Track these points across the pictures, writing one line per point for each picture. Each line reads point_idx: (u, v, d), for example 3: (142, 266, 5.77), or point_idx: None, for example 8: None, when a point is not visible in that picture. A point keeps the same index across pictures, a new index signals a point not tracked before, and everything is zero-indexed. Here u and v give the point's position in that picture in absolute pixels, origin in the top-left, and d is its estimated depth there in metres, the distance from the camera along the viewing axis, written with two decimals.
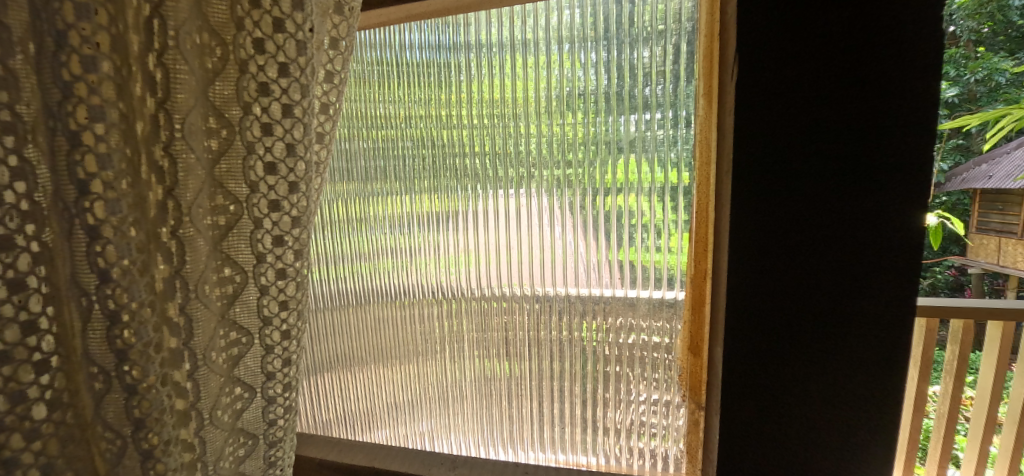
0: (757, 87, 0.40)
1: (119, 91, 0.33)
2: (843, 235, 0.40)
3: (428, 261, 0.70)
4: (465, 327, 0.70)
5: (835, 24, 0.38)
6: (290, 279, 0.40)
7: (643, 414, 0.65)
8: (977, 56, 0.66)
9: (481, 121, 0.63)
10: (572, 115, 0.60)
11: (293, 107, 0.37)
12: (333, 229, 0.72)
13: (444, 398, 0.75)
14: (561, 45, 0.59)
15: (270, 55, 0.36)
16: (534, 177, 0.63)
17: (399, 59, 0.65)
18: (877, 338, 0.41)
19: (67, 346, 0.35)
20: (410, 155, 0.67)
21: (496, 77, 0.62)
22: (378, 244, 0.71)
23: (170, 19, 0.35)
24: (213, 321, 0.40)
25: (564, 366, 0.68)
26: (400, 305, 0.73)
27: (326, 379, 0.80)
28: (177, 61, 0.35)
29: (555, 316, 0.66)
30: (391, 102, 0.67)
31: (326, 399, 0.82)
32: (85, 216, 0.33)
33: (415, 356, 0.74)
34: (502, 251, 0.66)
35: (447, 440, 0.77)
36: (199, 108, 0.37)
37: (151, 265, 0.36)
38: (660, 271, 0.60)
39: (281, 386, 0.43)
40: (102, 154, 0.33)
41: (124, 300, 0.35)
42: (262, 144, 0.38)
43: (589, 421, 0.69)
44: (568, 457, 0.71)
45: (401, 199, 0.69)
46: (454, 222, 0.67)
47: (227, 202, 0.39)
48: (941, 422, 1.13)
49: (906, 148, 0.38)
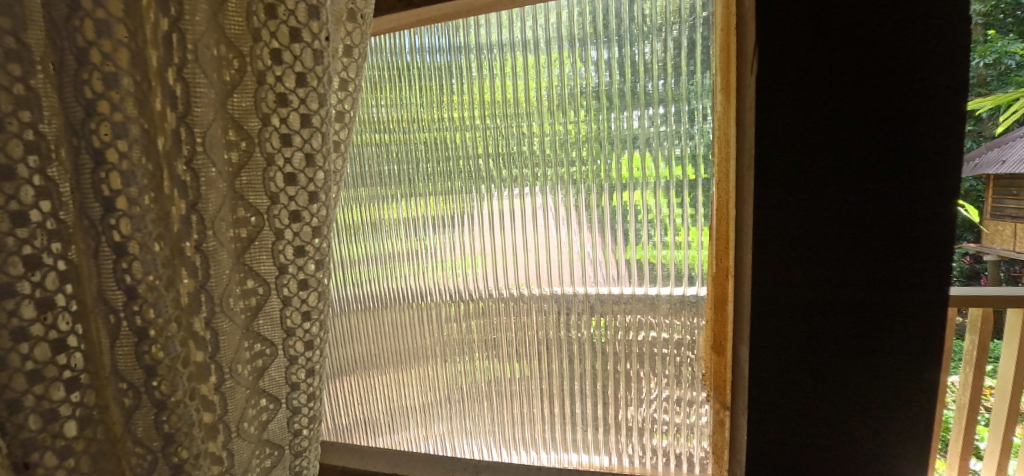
0: (780, 79, 0.39)
1: (140, 106, 0.33)
2: (871, 226, 0.39)
3: (439, 263, 0.70)
4: (480, 328, 0.70)
5: (860, 13, 0.37)
6: (312, 289, 0.40)
7: (655, 412, 0.65)
8: (985, 40, 0.63)
9: (487, 122, 0.63)
10: (577, 112, 0.60)
11: (311, 116, 0.37)
12: (346, 234, 0.73)
13: (461, 400, 0.75)
14: (563, 43, 0.59)
15: (288, 65, 0.36)
16: (541, 177, 0.62)
17: (406, 64, 0.65)
18: (906, 332, 0.41)
19: (94, 362, 0.36)
20: (420, 159, 0.67)
21: (502, 77, 0.62)
22: (390, 248, 0.71)
23: (189, 34, 0.34)
24: (237, 335, 0.40)
25: (579, 366, 0.67)
26: (413, 308, 0.73)
27: (344, 384, 0.81)
28: (195, 74, 0.35)
29: (571, 315, 0.65)
30: (399, 106, 0.67)
31: (346, 404, 0.82)
32: (110, 233, 0.33)
33: (431, 359, 0.74)
34: (516, 253, 0.66)
35: (465, 443, 0.76)
36: (219, 120, 0.36)
37: (176, 279, 0.36)
38: (678, 266, 0.60)
39: (306, 395, 0.43)
40: (126, 170, 0.33)
41: (151, 316, 0.35)
42: (282, 155, 0.37)
43: (609, 421, 0.68)
44: (585, 459, 0.71)
45: (411, 202, 0.69)
46: (465, 224, 0.67)
47: (249, 214, 0.38)
48: (964, 413, 1.11)
49: (933, 137, 0.37)
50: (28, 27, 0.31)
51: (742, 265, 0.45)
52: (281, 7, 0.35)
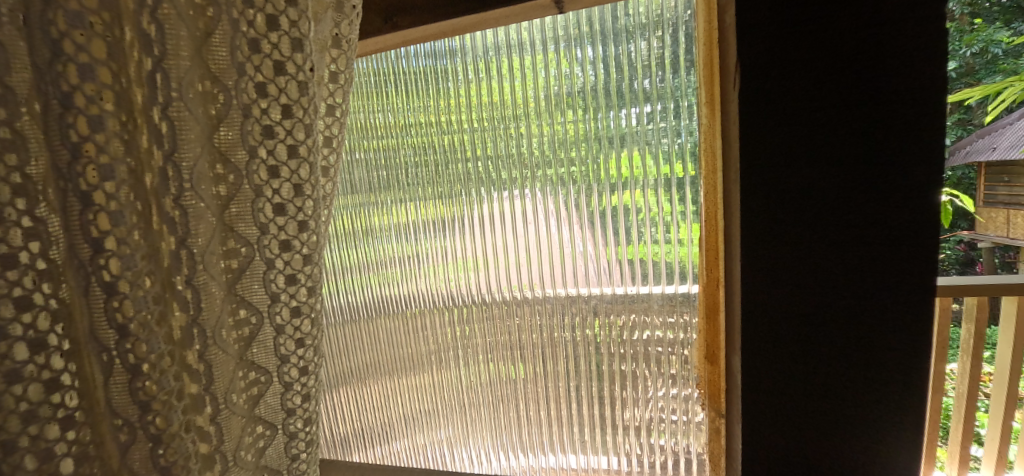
0: (761, 89, 0.39)
1: (126, 146, 0.34)
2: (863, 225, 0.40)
3: (433, 268, 0.70)
4: (476, 334, 0.70)
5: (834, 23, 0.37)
6: (304, 316, 0.41)
7: (658, 410, 0.65)
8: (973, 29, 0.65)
9: (476, 125, 0.63)
10: (567, 113, 0.60)
11: (298, 146, 0.38)
12: (339, 241, 0.73)
13: (460, 405, 0.75)
14: (551, 44, 0.59)
15: (273, 98, 0.37)
16: (533, 178, 0.63)
17: (393, 69, 0.65)
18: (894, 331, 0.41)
19: (90, 398, 0.35)
20: (410, 164, 0.67)
21: (491, 79, 0.62)
22: (383, 254, 0.72)
23: (173, 72, 0.35)
24: (230, 364, 0.40)
25: (575, 367, 0.68)
26: (408, 314, 0.73)
27: (342, 394, 0.81)
28: (181, 113, 0.35)
29: (557, 318, 0.66)
30: (387, 112, 0.67)
31: (345, 413, 0.82)
32: (100, 272, 0.33)
33: (428, 365, 0.74)
34: (509, 255, 0.66)
35: (465, 448, 0.77)
36: (206, 154, 0.37)
37: (168, 313, 0.36)
38: (670, 264, 0.60)
39: (302, 419, 0.43)
40: (114, 211, 0.33)
41: (144, 352, 0.35)
42: (270, 186, 0.38)
43: (608, 421, 0.69)
44: (587, 459, 0.71)
45: (403, 208, 0.69)
46: (457, 228, 0.67)
47: (239, 245, 0.39)
48: (960, 400, 1.13)
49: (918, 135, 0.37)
50: (9, 70, 0.30)
51: (730, 273, 0.45)
52: (265, 42, 0.36)
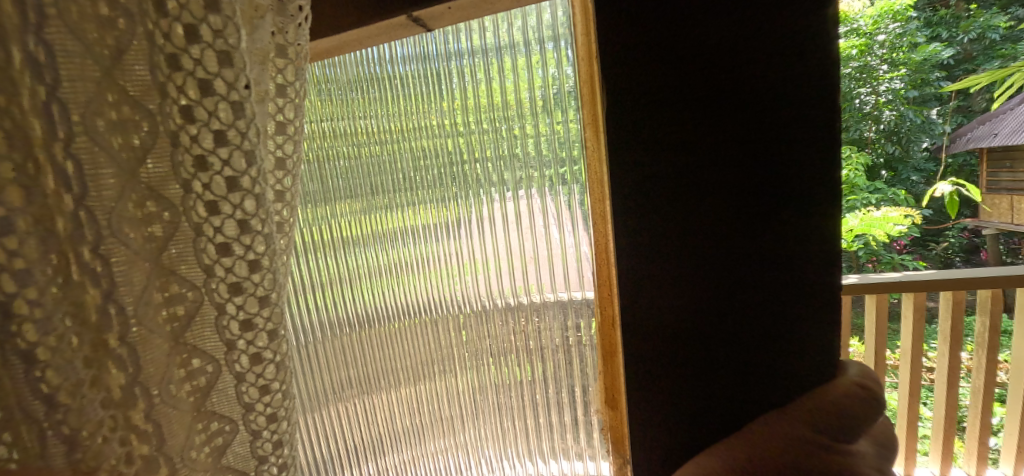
0: (724, 88, 0.39)
1: (30, 199, 0.34)
2: None
3: (440, 277, 0.66)
4: (482, 340, 0.68)
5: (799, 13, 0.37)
6: (267, 361, 0.39)
7: (586, 415, 0.70)
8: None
9: (477, 126, 0.61)
10: (568, 111, 0.59)
11: (241, 177, 0.36)
12: (321, 256, 0.66)
13: (462, 415, 0.73)
14: (547, 43, 0.58)
15: (205, 123, 0.35)
16: (536, 177, 0.61)
17: (381, 71, 0.60)
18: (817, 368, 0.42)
19: (23, 449, 0.37)
20: (406, 168, 0.63)
21: (491, 81, 0.60)
22: (382, 265, 0.66)
23: (71, 103, 0.33)
24: (187, 418, 0.40)
25: (582, 366, 0.68)
26: (413, 326, 0.69)
27: (327, 419, 0.75)
28: (89, 149, 0.34)
29: (563, 318, 0.66)
30: (375, 116, 0.62)
31: (329, 437, 0.76)
32: (16, 340, 0.35)
33: (432, 377, 0.71)
34: (519, 257, 0.64)
35: (467, 459, 0.75)
36: (129, 192, 0.35)
37: (102, 376, 0.37)
38: None
39: (277, 465, 0.41)
40: (24, 269, 0.34)
41: (75, 419, 0.37)
42: (210, 223, 0.36)
43: (572, 424, 0.71)
44: (563, 466, 0.73)
45: (400, 214, 0.64)
46: (465, 231, 0.64)
47: (183, 289, 0.38)
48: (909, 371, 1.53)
49: None
50: None
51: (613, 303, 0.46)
52: (186, 58, 0.34)
